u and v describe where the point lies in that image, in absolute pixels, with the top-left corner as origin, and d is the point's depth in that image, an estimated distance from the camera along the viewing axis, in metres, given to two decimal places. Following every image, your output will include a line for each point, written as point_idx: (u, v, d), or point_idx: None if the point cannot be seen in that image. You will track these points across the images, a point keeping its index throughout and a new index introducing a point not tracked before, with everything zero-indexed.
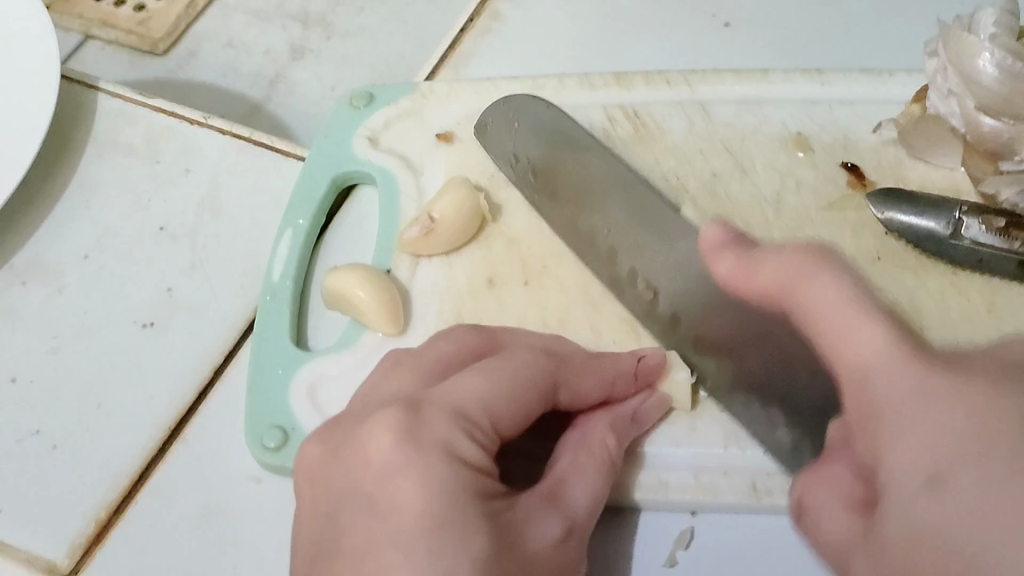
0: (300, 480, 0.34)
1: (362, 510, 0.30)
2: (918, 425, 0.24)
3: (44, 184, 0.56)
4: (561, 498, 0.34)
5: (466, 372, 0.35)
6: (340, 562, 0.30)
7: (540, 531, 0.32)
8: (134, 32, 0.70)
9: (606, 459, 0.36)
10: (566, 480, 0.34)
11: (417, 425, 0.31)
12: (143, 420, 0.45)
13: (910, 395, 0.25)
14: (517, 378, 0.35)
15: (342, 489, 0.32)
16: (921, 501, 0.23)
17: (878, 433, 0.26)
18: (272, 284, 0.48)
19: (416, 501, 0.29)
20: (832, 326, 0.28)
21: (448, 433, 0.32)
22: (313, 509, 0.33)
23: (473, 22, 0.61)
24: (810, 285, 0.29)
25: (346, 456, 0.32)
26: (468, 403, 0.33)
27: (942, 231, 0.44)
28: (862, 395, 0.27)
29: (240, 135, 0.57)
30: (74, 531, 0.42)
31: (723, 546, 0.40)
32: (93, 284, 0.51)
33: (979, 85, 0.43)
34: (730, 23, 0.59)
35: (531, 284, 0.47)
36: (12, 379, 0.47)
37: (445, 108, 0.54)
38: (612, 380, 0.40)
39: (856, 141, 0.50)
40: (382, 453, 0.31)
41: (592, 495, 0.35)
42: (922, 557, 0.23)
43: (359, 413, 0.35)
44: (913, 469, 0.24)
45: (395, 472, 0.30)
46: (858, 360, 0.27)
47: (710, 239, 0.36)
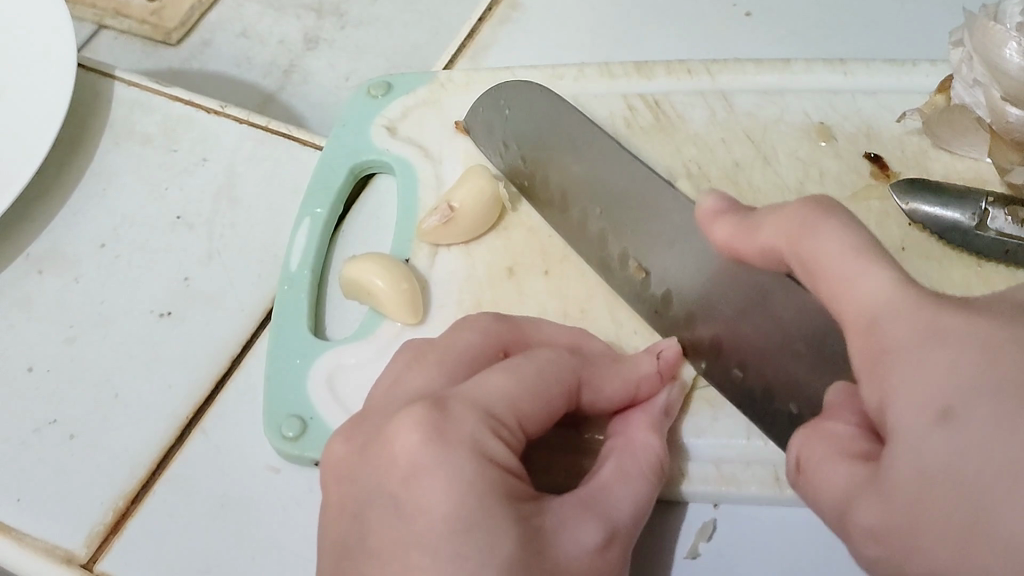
0: (325, 477, 0.34)
1: (389, 512, 0.30)
2: (923, 359, 0.25)
3: (61, 172, 0.55)
4: (600, 503, 0.33)
5: (490, 370, 0.34)
6: (367, 562, 0.29)
7: (575, 538, 0.31)
8: (148, 22, 0.70)
9: (646, 463, 0.36)
10: (604, 486, 0.34)
11: (444, 421, 0.31)
12: (160, 410, 0.45)
13: (917, 334, 0.26)
14: (540, 377, 0.35)
15: (368, 489, 0.31)
16: (931, 437, 0.24)
17: (885, 373, 0.26)
18: (290, 273, 0.48)
19: (441, 505, 0.29)
20: (839, 271, 0.29)
21: (476, 431, 0.31)
22: (339, 510, 0.32)
23: (491, 11, 0.60)
24: (815, 234, 0.30)
25: (371, 455, 0.32)
26: (495, 401, 0.33)
27: (967, 222, 0.44)
28: (871, 339, 0.27)
29: (257, 124, 0.57)
30: (92, 520, 0.42)
31: (746, 538, 0.39)
32: (110, 273, 0.51)
33: (1005, 74, 0.43)
34: (751, 13, 0.59)
35: (551, 274, 0.47)
36: (29, 367, 0.47)
37: (464, 97, 0.54)
38: (635, 383, 0.39)
39: (880, 132, 0.50)
40: (407, 453, 0.30)
41: (633, 501, 0.34)
42: (929, 490, 0.24)
43: (383, 408, 0.35)
44: (922, 408, 0.25)
45: (421, 473, 0.30)
46: (864, 302, 0.28)
47: (703, 205, 0.39)
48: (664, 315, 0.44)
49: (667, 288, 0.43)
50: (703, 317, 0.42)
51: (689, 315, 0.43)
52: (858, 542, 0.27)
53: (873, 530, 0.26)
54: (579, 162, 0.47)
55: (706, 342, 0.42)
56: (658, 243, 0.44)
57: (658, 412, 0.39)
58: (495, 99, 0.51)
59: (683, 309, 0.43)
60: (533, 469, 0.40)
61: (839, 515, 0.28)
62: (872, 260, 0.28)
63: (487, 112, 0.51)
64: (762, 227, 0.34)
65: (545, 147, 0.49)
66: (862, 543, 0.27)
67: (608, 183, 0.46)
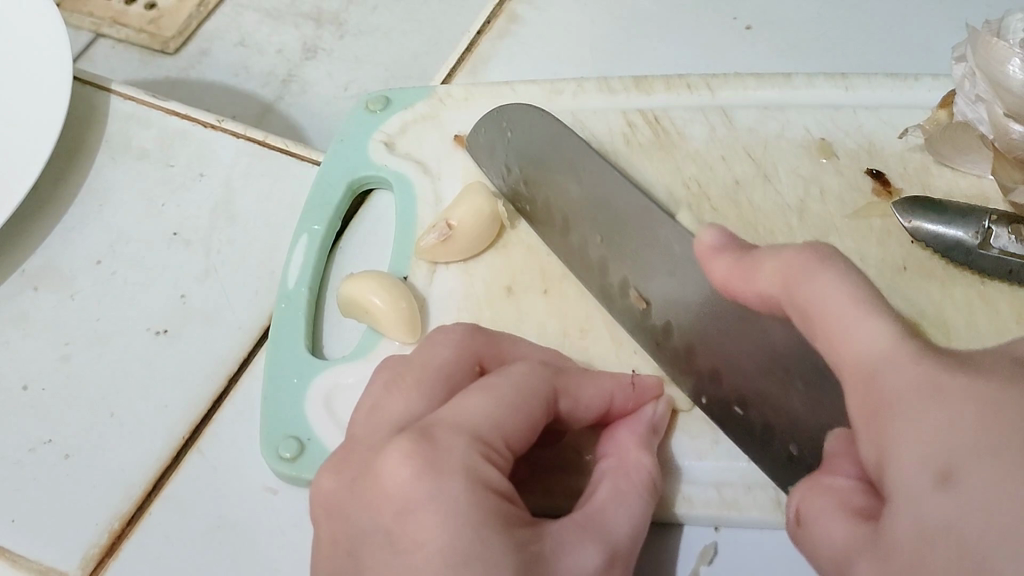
0: (316, 514, 0.33)
1: (385, 548, 0.29)
2: (923, 415, 0.25)
3: (56, 188, 0.55)
4: (600, 524, 0.32)
5: (467, 391, 0.34)
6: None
7: (576, 563, 0.30)
8: (145, 31, 0.69)
9: (638, 483, 0.35)
10: (604, 508, 0.33)
11: (435, 454, 0.30)
12: (156, 430, 0.45)
13: (917, 388, 0.26)
14: (520, 393, 0.34)
15: (361, 524, 0.31)
16: (932, 496, 0.24)
17: (885, 431, 0.26)
18: (288, 291, 0.48)
19: (438, 538, 0.28)
20: (836, 320, 0.29)
21: (466, 457, 0.31)
22: (333, 546, 0.32)
23: (490, 25, 0.60)
24: (813, 284, 0.30)
25: (362, 490, 0.31)
26: (480, 424, 0.32)
27: (970, 240, 0.43)
28: (871, 390, 0.27)
29: (254, 138, 0.56)
30: (87, 542, 0.41)
31: (748, 562, 0.39)
32: (106, 290, 0.50)
33: (1008, 90, 0.42)
34: (752, 26, 0.59)
35: (550, 292, 0.46)
36: (24, 386, 0.47)
37: (462, 114, 0.54)
38: (611, 391, 0.39)
39: (882, 148, 0.49)
40: (401, 486, 0.30)
41: (631, 521, 0.33)
42: (929, 550, 0.24)
43: (367, 437, 0.34)
44: (923, 468, 0.24)
45: (416, 506, 0.29)
46: (862, 353, 0.28)
47: (702, 241, 0.37)
48: (664, 344, 0.43)
49: (667, 317, 0.43)
50: (701, 346, 0.41)
51: (686, 341, 0.42)
52: None
53: None
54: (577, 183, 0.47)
55: (706, 372, 0.41)
56: (661, 264, 0.43)
57: (644, 428, 0.39)
58: (496, 118, 0.51)
59: (682, 338, 0.42)
60: (533, 492, 0.40)
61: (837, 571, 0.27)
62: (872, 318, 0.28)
63: (489, 129, 0.51)
64: (761, 270, 0.33)
65: (539, 171, 0.49)
66: None
67: (604, 206, 0.46)
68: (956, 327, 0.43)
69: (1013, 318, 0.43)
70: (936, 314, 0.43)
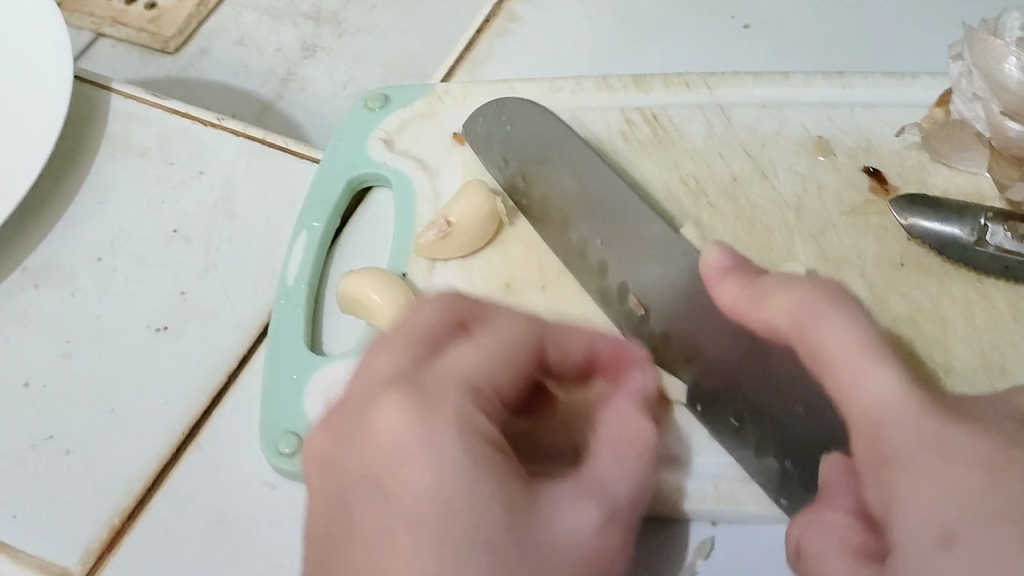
0: (308, 469, 0.32)
1: (374, 498, 0.29)
2: (928, 476, 0.26)
3: (57, 186, 0.55)
4: (592, 478, 0.31)
5: (457, 347, 0.34)
6: (352, 549, 0.28)
7: (573, 519, 0.29)
8: (146, 30, 0.70)
9: (636, 443, 0.33)
10: (598, 455, 0.32)
11: (425, 404, 0.30)
12: (156, 425, 0.45)
13: (922, 449, 0.27)
14: (510, 350, 0.35)
15: (351, 474, 0.30)
16: (932, 558, 0.25)
17: (891, 489, 0.27)
18: (287, 287, 0.48)
19: (425, 485, 0.28)
20: (843, 364, 0.31)
21: (460, 407, 0.31)
22: (322, 499, 0.31)
23: (489, 23, 0.60)
24: (820, 324, 0.32)
25: (353, 438, 0.31)
26: (473, 376, 0.33)
27: (967, 237, 0.44)
28: (877, 445, 0.29)
29: (254, 137, 0.57)
30: (87, 537, 0.42)
31: (744, 556, 0.39)
32: (107, 287, 0.51)
33: (1004, 88, 0.43)
34: (749, 24, 0.59)
35: (548, 289, 0.47)
36: (25, 383, 0.47)
37: (461, 111, 0.54)
38: (594, 338, 0.39)
39: (878, 146, 0.49)
40: (392, 434, 0.29)
41: (634, 482, 0.32)
42: None
43: (355, 388, 0.33)
44: (925, 529, 0.25)
45: (406, 456, 0.29)
46: (868, 404, 0.29)
47: (709, 261, 0.40)
48: (660, 355, 0.43)
49: (665, 321, 0.43)
50: (704, 349, 0.42)
51: (686, 346, 0.42)
52: None
53: None
54: (574, 183, 0.48)
55: (705, 386, 0.41)
56: (665, 277, 0.44)
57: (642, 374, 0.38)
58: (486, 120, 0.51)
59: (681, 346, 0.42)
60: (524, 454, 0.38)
61: None
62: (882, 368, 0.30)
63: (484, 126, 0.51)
64: (769, 301, 0.35)
65: (540, 164, 0.49)
66: None
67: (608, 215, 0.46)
68: (953, 323, 0.43)
69: (1009, 314, 0.43)
70: (933, 308, 0.43)
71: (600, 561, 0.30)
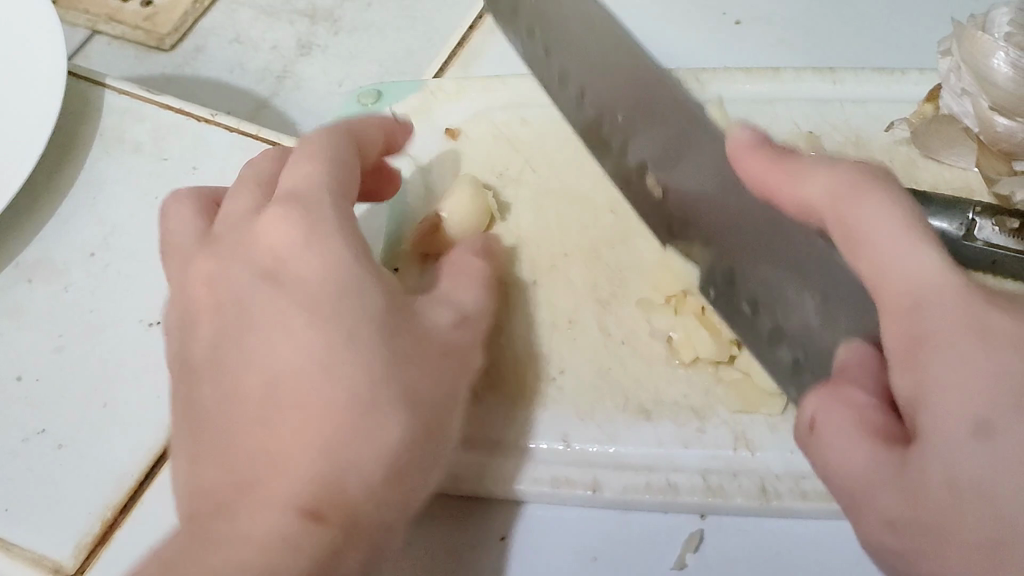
0: (192, 280, 0.37)
1: (266, 284, 0.35)
2: (964, 359, 0.27)
3: (50, 181, 0.55)
4: (444, 296, 0.40)
5: (297, 159, 0.38)
6: (248, 334, 0.34)
7: (434, 319, 0.37)
8: (141, 28, 0.70)
9: (469, 278, 0.41)
10: (448, 288, 0.40)
11: (308, 212, 0.36)
12: (149, 419, 0.45)
13: (961, 330, 0.28)
14: (337, 149, 0.38)
15: (243, 280, 0.36)
16: (967, 447, 0.26)
17: (923, 367, 0.28)
18: None
19: (317, 278, 0.34)
20: (879, 237, 0.30)
21: (328, 209, 0.36)
22: (213, 319, 0.36)
23: (482, 20, 0.61)
24: (859, 205, 0.31)
25: (241, 246, 0.37)
26: (314, 182, 0.37)
27: (955, 232, 0.43)
28: (912, 322, 0.29)
29: (247, 132, 0.57)
30: (80, 531, 0.42)
31: (735, 548, 0.39)
32: (99, 282, 0.51)
33: (994, 85, 0.43)
34: (741, 21, 0.59)
35: (539, 283, 0.46)
36: (18, 377, 0.47)
37: (453, 106, 0.54)
38: (389, 129, 0.42)
39: (868, 141, 0.50)
40: (283, 245, 0.36)
41: (477, 297, 0.41)
42: (955, 499, 0.27)
43: (232, 220, 0.38)
44: (959, 417, 0.27)
45: (299, 257, 0.35)
46: (901, 279, 0.29)
47: (736, 138, 0.37)
48: (681, 235, 0.45)
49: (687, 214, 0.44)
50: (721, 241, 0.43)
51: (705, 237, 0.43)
52: (866, 524, 0.29)
53: (891, 519, 0.28)
54: (598, 83, 0.49)
55: (722, 267, 0.42)
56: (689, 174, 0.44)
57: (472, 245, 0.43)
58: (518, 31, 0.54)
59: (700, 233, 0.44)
60: None
61: (852, 489, 0.30)
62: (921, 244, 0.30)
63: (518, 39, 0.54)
64: (806, 178, 0.33)
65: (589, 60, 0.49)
66: (875, 531, 0.29)
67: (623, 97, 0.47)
68: None
69: None
70: None
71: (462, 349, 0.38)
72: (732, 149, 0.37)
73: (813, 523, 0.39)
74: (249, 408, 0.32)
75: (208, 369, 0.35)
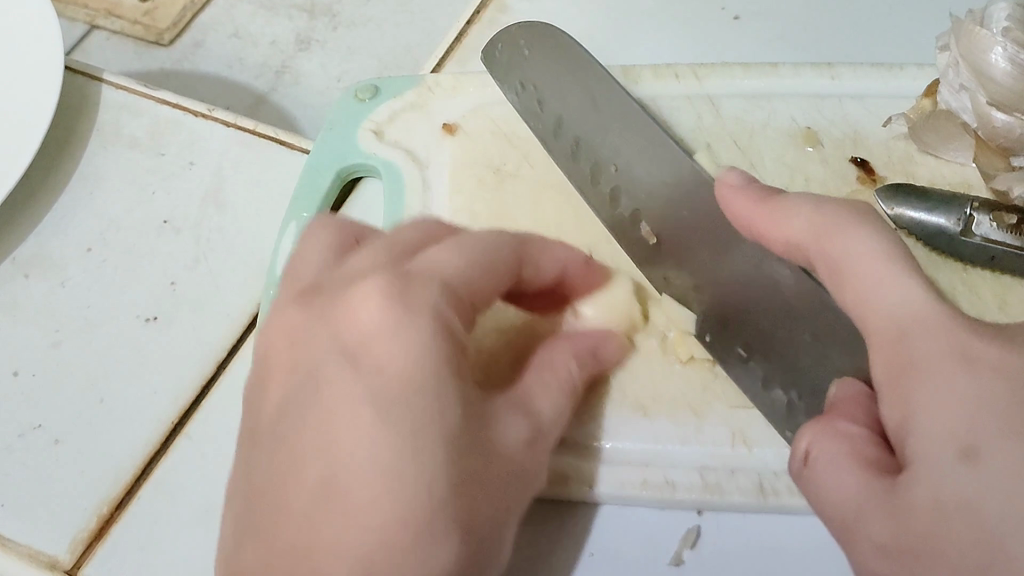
0: (270, 339, 0.35)
1: (338, 364, 0.32)
2: (950, 388, 0.28)
3: (48, 177, 0.55)
4: (527, 403, 0.36)
5: (440, 245, 0.36)
6: (313, 411, 0.32)
7: (511, 429, 0.34)
8: (140, 23, 0.70)
9: (563, 369, 0.38)
10: (529, 390, 0.36)
11: (404, 288, 0.33)
12: (145, 416, 0.45)
13: (949, 361, 0.29)
14: (491, 255, 0.36)
15: (318, 354, 0.33)
16: (953, 470, 0.27)
17: (912, 399, 0.29)
18: (276, 278, 0.48)
19: (398, 359, 0.31)
20: (873, 278, 0.32)
21: (437, 301, 0.33)
22: (289, 375, 0.34)
23: (480, 14, 0.61)
24: (849, 239, 0.33)
25: (327, 314, 0.34)
26: (454, 275, 0.35)
27: (952, 227, 0.43)
28: (903, 353, 0.30)
29: (245, 127, 0.57)
30: (76, 527, 0.42)
31: (731, 546, 0.39)
32: (96, 277, 0.51)
33: (992, 80, 0.43)
34: (740, 16, 0.59)
35: None
36: (14, 372, 0.47)
37: (451, 101, 0.54)
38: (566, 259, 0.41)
39: (866, 137, 0.49)
40: (369, 317, 0.33)
41: (554, 409, 0.36)
42: (941, 518, 0.27)
43: (336, 277, 0.36)
44: (947, 441, 0.27)
45: (384, 334, 0.32)
46: (893, 317, 0.31)
47: (725, 179, 0.40)
48: (671, 284, 0.45)
49: (677, 254, 0.45)
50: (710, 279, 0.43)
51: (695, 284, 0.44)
52: (861, 551, 0.29)
53: (881, 544, 0.28)
54: (577, 107, 0.49)
55: (715, 309, 0.43)
56: (670, 196, 0.45)
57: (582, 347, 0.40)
58: (514, 38, 0.52)
59: (688, 279, 0.44)
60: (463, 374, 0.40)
61: (841, 515, 0.30)
62: (909, 280, 0.32)
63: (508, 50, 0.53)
64: (794, 217, 0.36)
65: (563, 75, 0.50)
66: (867, 558, 0.29)
67: (624, 141, 0.47)
68: None
69: (995, 303, 0.43)
70: None
71: (526, 468, 0.35)
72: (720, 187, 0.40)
73: (810, 521, 0.39)
74: (297, 505, 0.30)
75: (267, 436, 0.33)
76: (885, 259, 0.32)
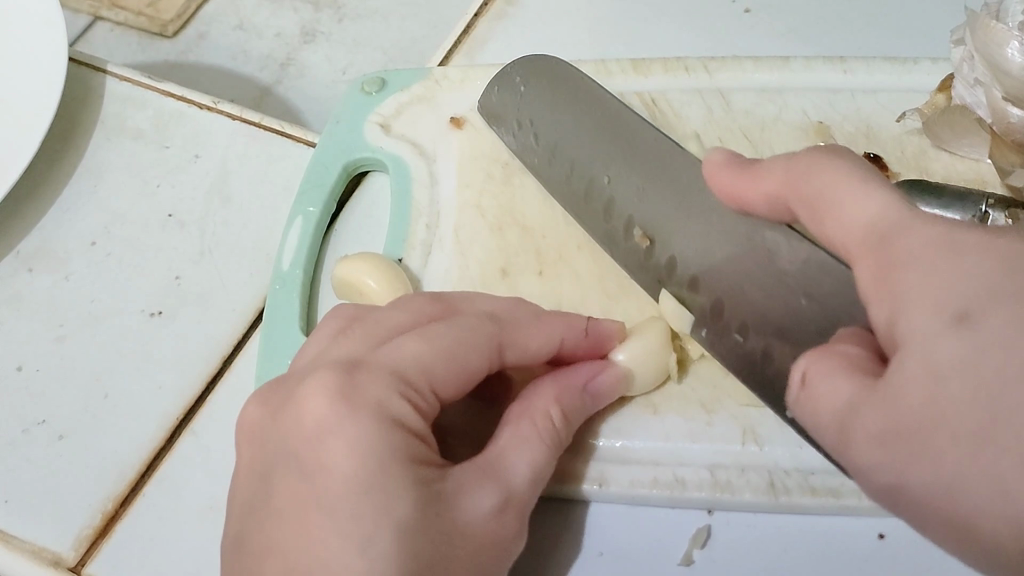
0: (241, 438, 0.34)
1: (293, 474, 0.31)
2: (935, 272, 0.26)
3: (52, 168, 0.55)
4: (502, 469, 0.33)
5: (409, 334, 0.34)
6: (275, 522, 0.30)
7: (477, 504, 0.31)
8: (145, 14, 0.69)
9: (543, 416, 0.35)
10: (505, 453, 0.33)
11: (354, 386, 0.31)
12: (150, 411, 0.45)
13: (931, 248, 0.26)
14: (458, 342, 0.34)
15: (284, 442, 0.31)
16: (945, 340, 0.25)
17: (894, 288, 0.27)
18: (282, 272, 0.48)
19: (345, 462, 0.30)
20: (845, 204, 0.29)
21: (383, 395, 0.31)
22: (251, 470, 0.33)
23: (488, 6, 0.60)
24: (818, 176, 0.31)
25: (285, 413, 0.32)
26: (409, 365, 0.33)
27: (967, 224, 0.42)
28: (884, 253, 0.28)
29: (250, 120, 0.56)
30: (80, 523, 0.41)
31: (742, 545, 0.39)
32: (101, 271, 0.50)
33: (1008, 75, 0.42)
34: (751, 9, 0.58)
35: (545, 274, 0.46)
36: (18, 367, 0.47)
37: (458, 95, 0.53)
38: (560, 335, 0.38)
39: (879, 131, 0.49)
40: (316, 413, 0.31)
41: (533, 468, 0.34)
42: (940, 388, 0.24)
43: (305, 367, 0.34)
44: (936, 313, 0.25)
45: (328, 432, 0.30)
46: (872, 223, 0.28)
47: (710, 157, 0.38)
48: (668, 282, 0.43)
49: (671, 254, 0.42)
50: (705, 277, 0.41)
51: (692, 279, 0.42)
52: (861, 451, 0.27)
53: (879, 436, 0.26)
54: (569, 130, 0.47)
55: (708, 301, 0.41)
56: (661, 185, 0.43)
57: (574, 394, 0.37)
58: (509, 76, 0.50)
59: (686, 271, 0.42)
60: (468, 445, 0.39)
61: (839, 425, 0.28)
62: (879, 194, 0.29)
63: (501, 91, 0.51)
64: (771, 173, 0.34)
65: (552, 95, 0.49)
66: (867, 455, 0.27)
67: (608, 145, 0.46)
68: None
69: None
70: None
71: (500, 538, 0.32)
72: (709, 168, 0.38)
73: (822, 519, 0.39)
74: None
75: (235, 545, 0.31)
76: (861, 180, 0.30)
